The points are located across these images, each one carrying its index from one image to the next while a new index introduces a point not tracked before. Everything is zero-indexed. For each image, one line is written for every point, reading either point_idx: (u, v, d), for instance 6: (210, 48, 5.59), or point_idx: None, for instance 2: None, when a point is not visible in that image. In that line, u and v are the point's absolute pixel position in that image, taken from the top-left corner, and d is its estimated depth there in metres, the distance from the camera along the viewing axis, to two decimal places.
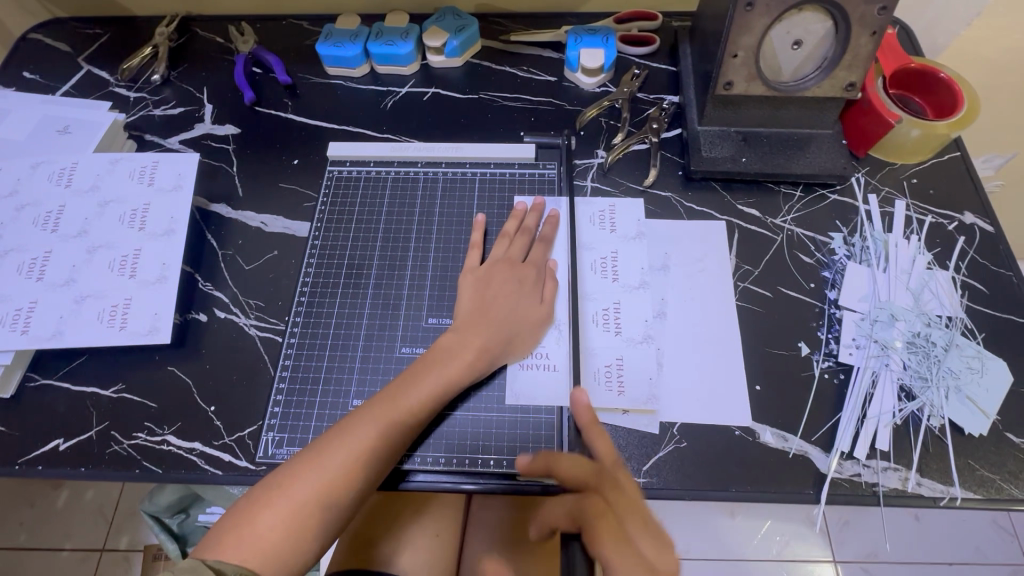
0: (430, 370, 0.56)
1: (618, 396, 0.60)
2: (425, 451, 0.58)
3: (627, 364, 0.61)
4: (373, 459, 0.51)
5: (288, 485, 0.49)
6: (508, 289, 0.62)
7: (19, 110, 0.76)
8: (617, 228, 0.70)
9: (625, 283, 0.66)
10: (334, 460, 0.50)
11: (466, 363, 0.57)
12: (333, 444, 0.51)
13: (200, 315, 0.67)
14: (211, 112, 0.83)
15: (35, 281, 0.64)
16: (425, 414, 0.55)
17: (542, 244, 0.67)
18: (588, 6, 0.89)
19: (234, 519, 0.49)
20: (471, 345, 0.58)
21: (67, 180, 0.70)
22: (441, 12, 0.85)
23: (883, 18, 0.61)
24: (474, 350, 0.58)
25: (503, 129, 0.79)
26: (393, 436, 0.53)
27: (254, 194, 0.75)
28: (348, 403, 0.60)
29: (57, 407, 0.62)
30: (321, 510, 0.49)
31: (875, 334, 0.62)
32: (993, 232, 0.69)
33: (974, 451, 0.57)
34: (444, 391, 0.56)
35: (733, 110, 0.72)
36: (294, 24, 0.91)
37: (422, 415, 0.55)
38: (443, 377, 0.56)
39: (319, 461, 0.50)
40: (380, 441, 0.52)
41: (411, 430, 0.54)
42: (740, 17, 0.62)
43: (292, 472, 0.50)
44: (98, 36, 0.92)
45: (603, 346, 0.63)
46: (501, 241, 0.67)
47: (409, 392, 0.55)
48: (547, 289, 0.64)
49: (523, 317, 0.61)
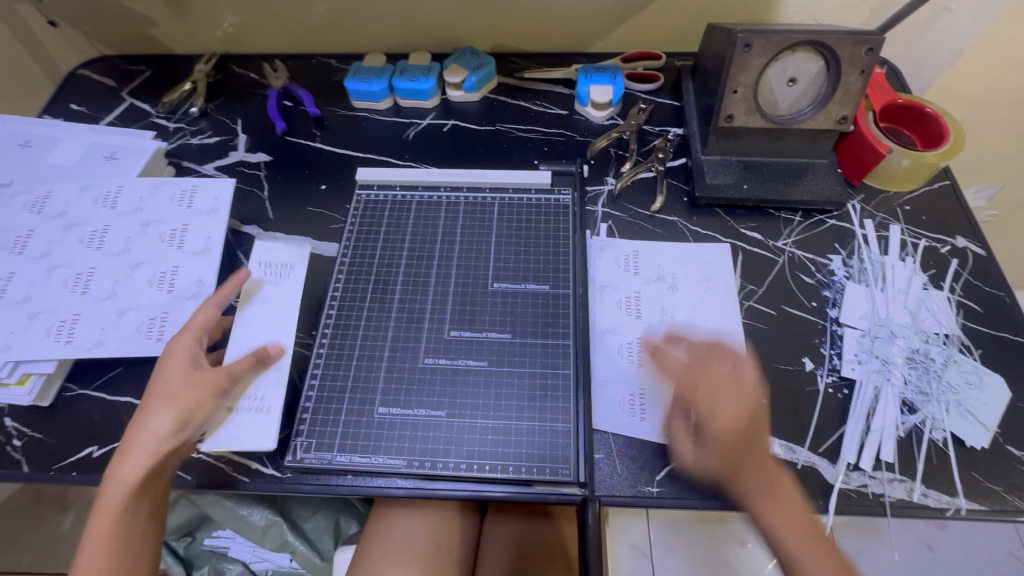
0: (146, 429, 0.56)
1: (641, 422, 0.62)
2: (444, 457, 0.59)
3: (649, 393, 0.64)
4: (122, 511, 0.54)
5: (95, 532, 0.54)
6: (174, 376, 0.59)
7: (68, 138, 0.82)
8: (640, 270, 0.73)
9: (648, 320, 0.69)
10: (104, 514, 0.54)
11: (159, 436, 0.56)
12: (104, 502, 0.55)
13: (231, 329, 0.71)
14: (244, 140, 0.89)
15: (79, 294, 0.68)
16: (161, 464, 0.56)
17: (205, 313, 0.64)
18: (597, 47, 0.96)
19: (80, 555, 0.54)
20: (154, 427, 0.56)
21: (112, 202, 0.74)
22: (460, 52, 0.92)
23: (871, 59, 0.66)
24: (182, 426, 0.57)
25: (518, 158, 0.85)
26: (129, 492, 0.55)
27: (284, 217, 0.80)
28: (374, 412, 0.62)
29: (92, 415, 0.65)
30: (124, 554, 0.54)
31: (876, 350, 0.65)
32: (985, 255, 0.73)
33: (976, 463, 0.59)
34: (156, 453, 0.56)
35: (733, 141, 0.77)
36: (323, 61, 0.98)
37: (157, 466, 0.56)
38: (176, 434, 0.56)
39: (105, 518, 0.54)
40: (117, 496, 0.54)
41: (146, 487, 0.55)
42: (739, 56, 0.68)
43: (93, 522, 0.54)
44: (140, 71, 0.99)
45: (626, 375, 0.65)
46: (200, 321, 0.63)
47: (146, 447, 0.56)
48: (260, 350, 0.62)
49: (178, 381, 0.59)
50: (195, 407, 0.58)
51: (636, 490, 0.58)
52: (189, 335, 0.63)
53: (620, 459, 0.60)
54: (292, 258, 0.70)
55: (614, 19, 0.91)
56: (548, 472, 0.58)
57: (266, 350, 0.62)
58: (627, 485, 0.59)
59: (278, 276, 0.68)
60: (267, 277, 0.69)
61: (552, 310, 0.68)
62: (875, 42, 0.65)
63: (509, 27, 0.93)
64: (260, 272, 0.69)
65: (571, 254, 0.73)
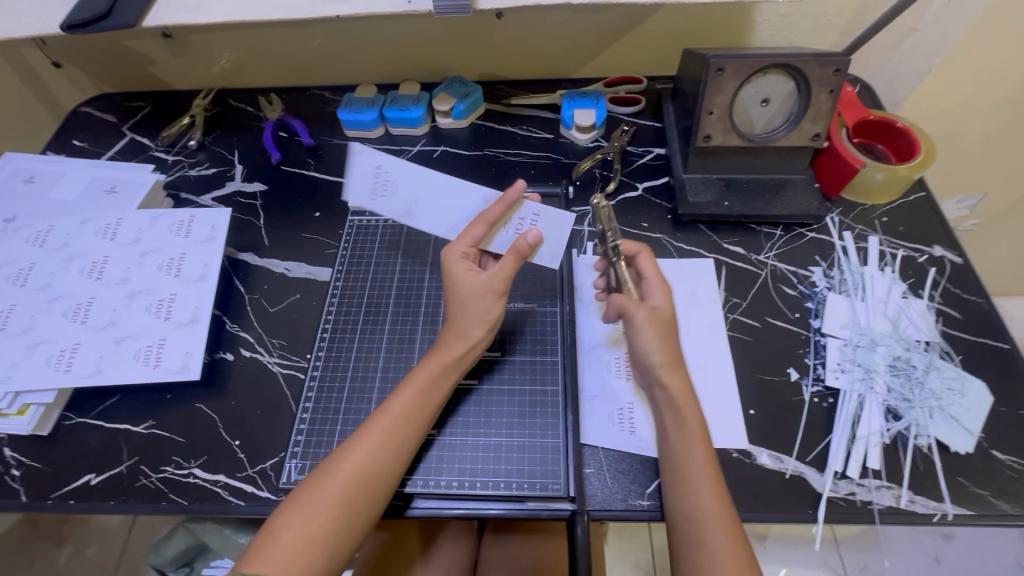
0: (430, 364, 0.60)
1: (630, 436, 0.62)
2: (436, 475, 0.60)
3: (638, 407, 0.64)
4: (397, 444, 0.55)
5: (337, 468, 0.53)
6: (472, 278, 0.60)
7: (70, 173, 0.85)
8: None
9: None
10: (363, 449, 0.54)
11: (446, 362, 0.60)
12: (363, 433, 0.55)
13: (227, 355, 0.72)
14: (241, 171, 0.91)
15: (79, 324, 0.69)
16: (435, 398, 0.59)
17: (479, 219, 0.61)
18: (580, 73, 1.00)
19: (303, 487, 0.53)
20: (473, 330, 0.60)
21: (112, 234, 0.77)
22: (449, 81, 0.96)
23: (839, 78, 0.69)
24: (462, 338, 0.60)
25: (506, 181, 0.88)
26: (398, 428, 0.56)
27: (279, 244, 0.82)
28: (437, 436, 0.62)
29: (90, 443, 0.66)
30: (364, 490, 0.53)
31: (859, 359, 0.66)
32: (962, 263, 0.74)
33: (962, 468, 0.60)
34: (442, 391, 0.59)
35: (712, 160, 0.80)
36: (316, 94, 1.02)
37: (432, 399, 0.58)
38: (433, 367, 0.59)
39: (351, 461, 0.54)
40: (388, 430, 0.55)
41: (415, 423, 0.57)
42: (712, 79, 0.71)
43: (342, 454, 0.54)
44: (140, 107, 1.02)
45: (615, 390, 0.66)
46: (480, 228, 0.61)
47: (413, 380, 0.59)
48: (519, 243, 0.60)
49: (485, 291, 0.60)
50: (487, 311, 0.60)
51: (627, 503, 0.59)
52: (466, 238, 0.61)
53: (610, 473, 0.61)
54: (376, 159, 0.62)
55: (595, 47, 0.95)
56: (538, 488, 0.60)
57: (525, 243, 0.60)
58: (618, 499, 0.59)
59: (387, 180, 0.63)
60: (377, 199, 0.64)
61: (539, 328, 0.70)
62: (841, 63, 0.68)
63: (495, 57, 0.97)
64: (377, 188, 0.63)
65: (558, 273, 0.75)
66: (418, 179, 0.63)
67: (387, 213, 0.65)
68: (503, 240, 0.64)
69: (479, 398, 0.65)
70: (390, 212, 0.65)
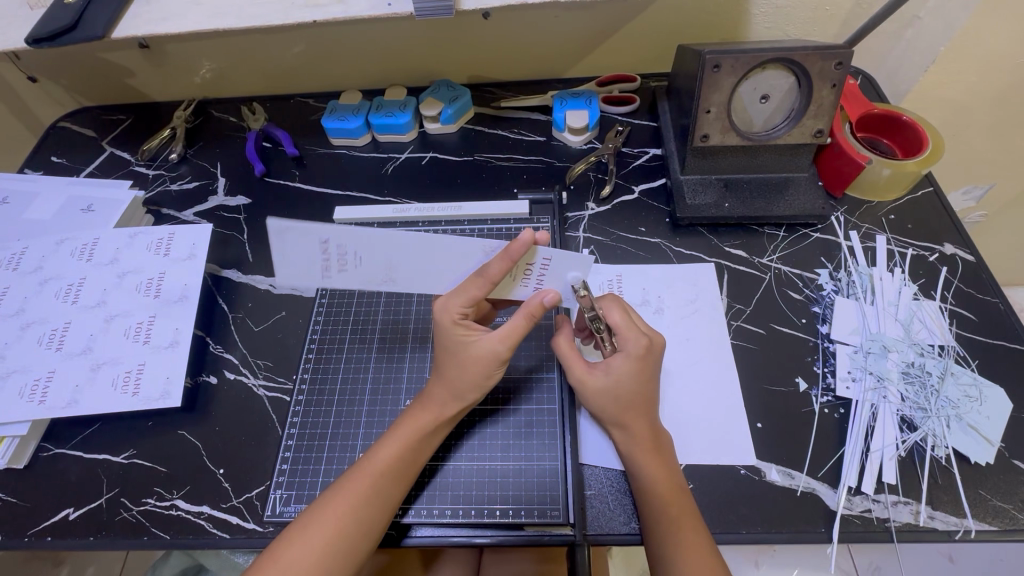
0: (416, 417, 0.56)
1: None
2: (427, 504, 0.58)
3: None
4: (376, 502, 0.52)
5: (316, 520, 0.50)
6: (475, 343, 0.55)
7: (45, 192, 0.82)
8: (625, 296, 0.72)
9: None
10: (341, 506, 0.51)
11: (433, 420, 0.56)
12: (340, 491, 0.52)
13: (211, 378, 0.69)
14: (223, 184, 0.88)
15: (54, 351, 0.67)
16: (418, 454, 0.55)
17: (481, 281, 0.51)
18: (572, 72, 0.96)
19: (274, 548, 0.50)
20: (466, 393, 0.56)
21: (88, 255, 0.74)
22: (436, 85, 0.93)
23: (842, 72, 0.66)
24: (454, 398, 0.56)
25: (497, 187, 0.84)
26: (379, 486, 0.52)
27: (263, 259, 0.80)
28: (438, 465, 0.60)
29: (69, 475, 0.63)
30: (340, 553, 0.49)
31: (870, 366, 0.63)
32: (974, 261, 0.71)
33: (982, 480, 0.57)
34: (424, 448, 0.56)
35: (711, 160, 0.76)
36: (300, 101, 0.99)
37: (416, 454, 0.55)
38: (420, 422, 0.55)
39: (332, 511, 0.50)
40: (367, 488, 0.52)
41: (397, 481, 0.53)
42: (709, 77, 0.68)
43: (316, 514, 0.51)
44: (120, 121, 1.00)
45: None
46: (481, 287, 0.52)
47: (397, 434, 0.55)
48: (534, 305, 0.54)
49: (490, 357, 0.54)
50: (484, 377, 0.55)
51: (630, 527, 0.55)
52: (462, 299, 0.53)
53: (612, 495, 0.58)
54: (317, 235, 0.50)
55: (587, 45, 0.91)
56: (535, 515, 0.57)
57: (541, 305, 0.54)
58: (620, 523, 0.56)
59: (346, 257, 0.51)
60: (335, 275, 0.53)
61: (534, 341, 0.67)
62: (844, 56, 0.65)
63: (483, 59, 0.94)
64: (336, 263, 0.52)
65: None
66: (378, 244, 0.50)
67: (359, 285, 0.54)
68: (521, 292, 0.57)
69: (470, 435, 0.61)
70: (363, 283, 0.54)
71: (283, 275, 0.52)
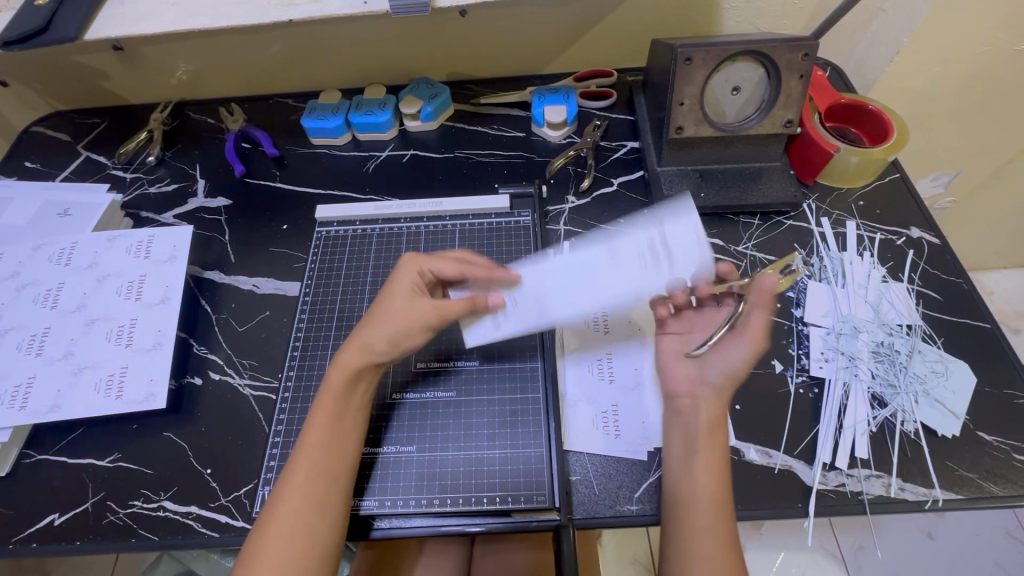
0: (329, 384, 0.57)
1: (615, 440, 0.61)
2: (389, 493, 0.58)
3: (622, 409, 0.63)
4: (321, 472, 0.53)
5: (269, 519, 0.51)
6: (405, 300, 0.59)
7: (20, 198, 0.81)
8: None
9: (616, 335, 0.69)
10: (291, 499, 0.51)
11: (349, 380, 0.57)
12: (286, 484, 0.52)
13: (195, 379, 0.69)
14: (203, 186, 0.88)
15: (33, 357, 0.66)
16: (347, 418, 0.56)
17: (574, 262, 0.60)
18: (549, 69, 0.98)
19: (252, 543, 0.50)
20: (377, 345, 0.57)
21: (66, 259, 0.73)
22: (415, 83, 0.93)
23: (808, 62, 0.68)
24: (360, 351, 0.57)
25: (479, 183, 0.85)
26: (318, 458, 0.53)
27: (246, 259, 0.79)
28: (377, 454, 0.61)
29: (53, 481, 0.63)
30: (303, 540, 0.50)
31: (841, 347, 0.65)
32: (939, 244, 0.74)
33: (949, 452, 0.59)
34: (354, 408, 0.57)
35: (686, 151, 0.78)
36: (279, 102, 0.99)
37: (348, 418, 0.56)
38: (333, 392, 0.56)
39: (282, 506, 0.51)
40: (306, 473, 0.52)
41: (333, 456, 0.54)
42: (681, 69, 0.70)
43: (270, 515, 0.51)
44: (95, 125, 0.99)
45: (596, 394, 0.64)
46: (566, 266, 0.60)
47: (318, 416, 0.55)
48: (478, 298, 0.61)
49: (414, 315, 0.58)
50: (399, 329, 0.58)
51: (617, 509, 0.57)
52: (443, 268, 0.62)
53: (598, 479, 0.59)
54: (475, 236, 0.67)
55: (563, 41, 0.93)
56: (522, 500, 0.58)
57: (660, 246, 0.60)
58: (607, 505, 0.57)
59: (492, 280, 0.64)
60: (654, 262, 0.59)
61: (518, 336, 0.69)
62: (809, 47, 0.67)
63: (462, 56, 0.94)
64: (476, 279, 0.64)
65: None
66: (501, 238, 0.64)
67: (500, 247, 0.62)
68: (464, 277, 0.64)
69: (450, 421, 0.63)
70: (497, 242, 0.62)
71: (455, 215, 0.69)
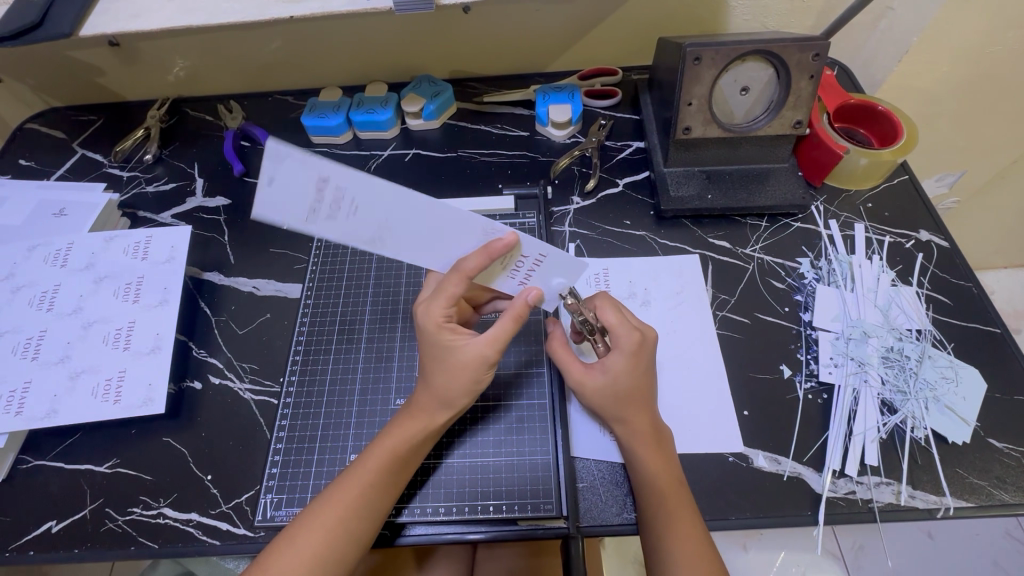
0: (404, 427, 0.55)
1: None
2: (414, 503, 0.58)
3: None
4: (363, 509, 0.51)
5: (297, 536, 0.50)
6: (459, 350, 0.53)
7: (15, 197, 0.79)
8: (611, 290, 0.72)
9: None
10: (326, 522, 0.50)
11: (424, 430, 0.54)
12: (327, 504, 0.51)
13: (195, 383, 0.68)
14: (202, 185, 0.87)
15: (29, 361, 0.65)
16: (405, 461, 0.54)
17: (457, 277, 0.51)
18: (554, 66, 0.96)
19: (265, 557, 0.49)
20: (459, 400, 0.54)
21: (63, 261, 0.72)
22: (417, 80, 0.92)
23: (819, 63, 0.67)
24: (443, 405, 0.54)
25: (482, 183, 0.84)
26: (366, 492, 0.52)
27: (246, 260, 0.78)
28: (429, 465, 0.60)
29: (50, 487, 0.62)
30: (325, 566, 0.49)
31: (851, 352, 0.65)
32: (949, 247, 0.73)
33: (960, 459, 0.58)
34: (418, 453, 0.55)
35: (693, 152, 0.77)
36: (279, 99, 0.97)
37: (404, 462, 0.54)
38: (408, 432, 0.54)
39: (316, 527, 0.50)
40: (353, 499, 0.51)
41: (385, 490, 0.53)
42: (690, 69, 0.68)
43: (302, 525, 0.50)
44: (91, 121, 0.97)
45: None
46: (457, 283, 0.51)
47: (382, 447, 0.54)
48: (519, 305, 0.54)
49: (478, 361, 0.53)
50: (475, 382, 0.54)
51: (623, 517, 0.56)
52: (442, 301, 0.53)
53: (606, 486, 0.58)
54: (316, 170, 0.40)
55: (568, 39, 0.91)
56: (529, 509, 0.57)
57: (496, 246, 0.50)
58: (613, 513, 0.56)
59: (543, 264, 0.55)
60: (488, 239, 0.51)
61: (521, 340, 0.68)
62: (820, 47, 0.65)
63: (464, 53, 0.93)
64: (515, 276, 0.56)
65: None
66: (387, 200, 0.44)
67: (340, 241, 0.45)
68: (504, 287, 0.56)
69: (462, 434, 0.61)
70: (347, 236, 0.45)
71: (262, 213, 0.40)
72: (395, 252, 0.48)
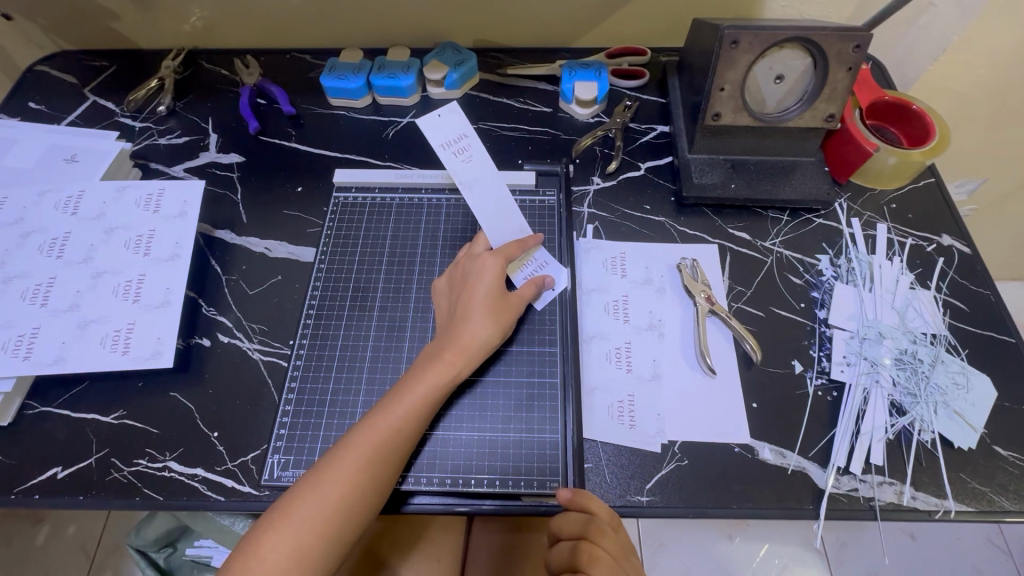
0: (429, 374, 0.57)
1: (629, 430, 0.60)
2: (418, 471, 0.58)
3: (637, 399, 0.62)
4: (386, 455, 0.53)
5: (323, 480, 0.51)
6: (498, 293, 0.62)
7: (25, 140, 0.78)
8: (628, 273, 0.72)
9: (636, 324, 0.67)
10: (353, 467, 0.52)
11: (453, 376, 0.58)
12: (349, 447, 0.53)
13: (204, 340, 0.68)
14: (215, 141, 0.85)
15: (38, 307, 0.64)
16: (424, 413, 0.56)
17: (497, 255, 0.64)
18: (580, 42, 0.94)
19: (288, 497, 0.51)
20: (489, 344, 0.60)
21: (73, 208, 0.71)
22: (441, 47, 0.89)
23: (858, 55, 0.65)
24: (467, 348, 0.59)
25: (502, 157, 0.82)
26: (391, 439, 0.53)
27: (257, 220, 0.77)
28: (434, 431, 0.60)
29: (56, 434, 0.62)
30: (347, 511, 0.51)
31: (864, 352, 0.64)
32: (970, 253, 0.72)
33: (963, 465, 0.59)
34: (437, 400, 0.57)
35: (720, 139, 0.76)
36: (297, 57, 0.94)
37: (425, 414, 0.56)
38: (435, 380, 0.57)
39: (342, 471, 0.51)
40: (378, 444, 0.53)
41: (407, 438, 0.54)
42: (725, 53, 0.66)
43: (327, 469, 0.52)
44: (103, 67, 0.94)
45: (614, 382, 0.64)
46: (513, 249, 0.65)
47: (407, 397, 0.56)
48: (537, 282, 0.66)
49: (512, 308, 0.63)
50: (503, 328, 0.62)
51: (626, 499, 0.57)
52: (495, 259, 0.63)
53: (610, 468, 0.59)
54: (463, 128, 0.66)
55: (598, 14, 0.89)
56: (535, 485, 0.58)
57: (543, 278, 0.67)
58: (616, 495, 0.57)
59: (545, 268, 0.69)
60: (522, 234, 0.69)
61: (534, 321, 0.67)
62: (862, 38, 0.64)
63: (490, 22, 0.90)
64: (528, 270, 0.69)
65: (577, 263, 0.72)
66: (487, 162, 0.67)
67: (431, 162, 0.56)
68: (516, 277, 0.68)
69: (469, 403, 0.62)
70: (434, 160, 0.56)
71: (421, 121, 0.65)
72: (474, 202, 0.67)
